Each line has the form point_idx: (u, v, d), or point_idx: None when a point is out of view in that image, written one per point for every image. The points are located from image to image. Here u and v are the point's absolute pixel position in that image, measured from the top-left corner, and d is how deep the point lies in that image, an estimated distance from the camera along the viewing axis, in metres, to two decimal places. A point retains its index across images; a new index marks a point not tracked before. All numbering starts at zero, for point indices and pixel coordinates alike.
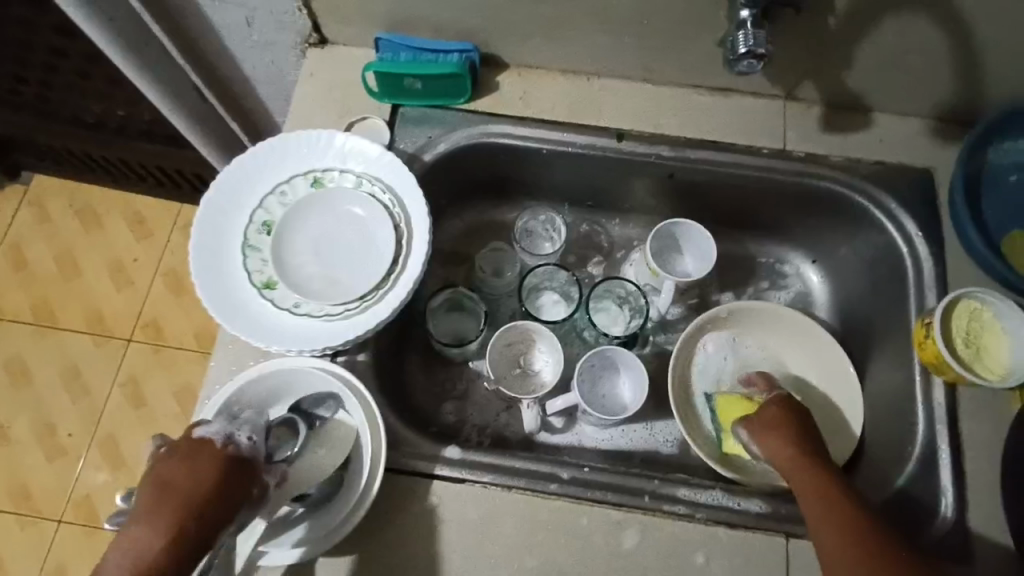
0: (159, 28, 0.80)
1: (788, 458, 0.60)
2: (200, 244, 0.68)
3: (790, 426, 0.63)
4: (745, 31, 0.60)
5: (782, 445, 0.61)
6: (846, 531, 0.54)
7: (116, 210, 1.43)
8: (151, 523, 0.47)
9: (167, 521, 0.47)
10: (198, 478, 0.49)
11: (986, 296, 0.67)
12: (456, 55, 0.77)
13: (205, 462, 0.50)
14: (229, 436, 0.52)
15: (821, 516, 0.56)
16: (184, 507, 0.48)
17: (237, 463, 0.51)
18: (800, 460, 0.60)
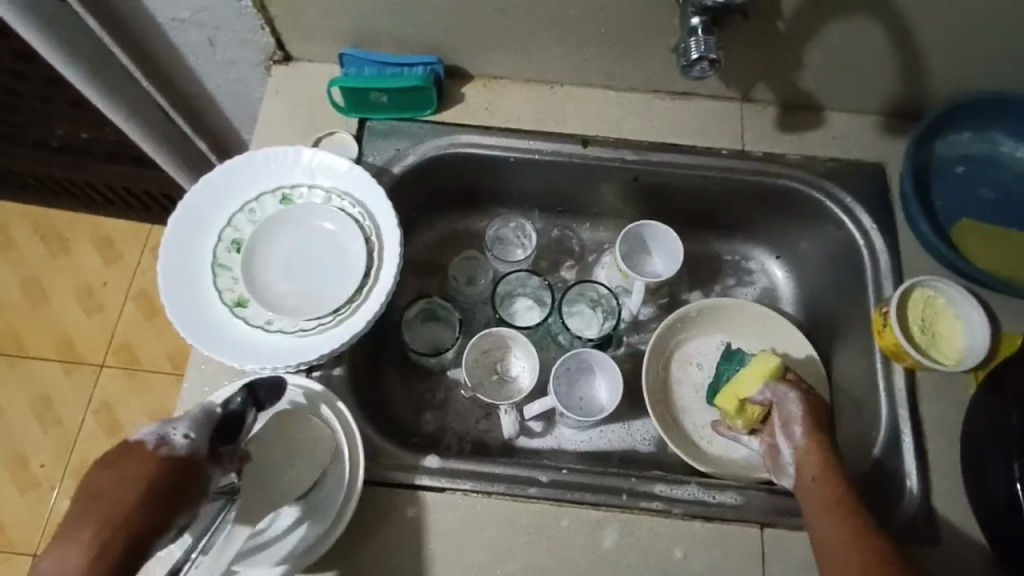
0: (120, 51, 0.79)
1: (816, 466, 0.61)
2: (168, 265, 0.68)
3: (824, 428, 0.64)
4: (695, 38, 0.62)
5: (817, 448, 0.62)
6: (865, 538, 0.55)
7: (83, 234, 1.40)
8: (73, 537, 0.42)
9: (90, 533, 0.43)
10: (129, 484, 0.45)
11: (938, 284, 0.70)
12: (421, 68, 0.78)
13: (136, 466, 0.46)
14: (163, 435, 0.49)
15: (842, 522, 0.57)
16: (110, 516, 0.44)
17: (172, 463, 0.47)
18: (827, 466, 0.61)
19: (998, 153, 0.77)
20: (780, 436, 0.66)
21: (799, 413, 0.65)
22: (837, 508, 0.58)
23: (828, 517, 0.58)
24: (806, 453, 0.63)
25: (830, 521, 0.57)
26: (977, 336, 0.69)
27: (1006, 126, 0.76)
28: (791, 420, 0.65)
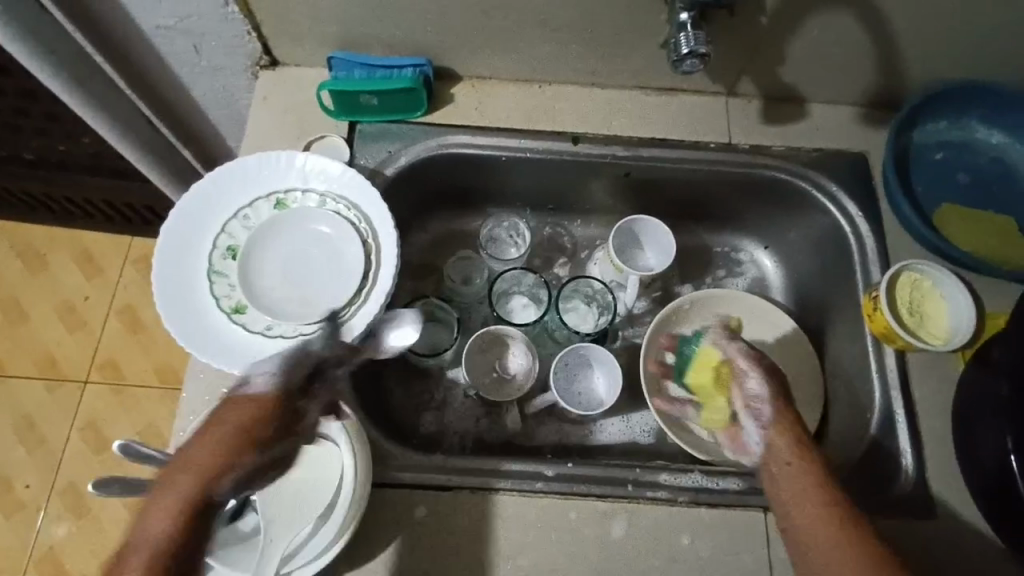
0: (102, 59, 0.78)
1: (791, 452, 0.60)
2: (163, 274, 0.67)
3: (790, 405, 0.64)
4: (685, 33, 0.63)
5: (786, 431, 0.62)
6: (848, 523, 0.55)
7: (63, 250, 1.38)
8: (172, 480, 0.48)
9: (185, 477, 0.48)
10: (228, 437, 0.51)
11: (924, 266, 0.72)
12: (410, 70, 0.78)
13: (224, 420, 0.52)
14: (247, 380, 0.55)
15: (824, 507, 0.56)
16: (204, 458, 0.49)
17: (255, 411, 0.53)
18: (799, 448, 0.60)
19: (974, 139, 0.80)
20: (745, 418, 0.65)
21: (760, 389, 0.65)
22: (818, 492, 0.57)
23: (812, 501, 0.57)
24: (778, 437, 0.61)
25: (813, 505, 0.56)
26: (963, 317, 0.71)
27: (980, 112, 0.79)
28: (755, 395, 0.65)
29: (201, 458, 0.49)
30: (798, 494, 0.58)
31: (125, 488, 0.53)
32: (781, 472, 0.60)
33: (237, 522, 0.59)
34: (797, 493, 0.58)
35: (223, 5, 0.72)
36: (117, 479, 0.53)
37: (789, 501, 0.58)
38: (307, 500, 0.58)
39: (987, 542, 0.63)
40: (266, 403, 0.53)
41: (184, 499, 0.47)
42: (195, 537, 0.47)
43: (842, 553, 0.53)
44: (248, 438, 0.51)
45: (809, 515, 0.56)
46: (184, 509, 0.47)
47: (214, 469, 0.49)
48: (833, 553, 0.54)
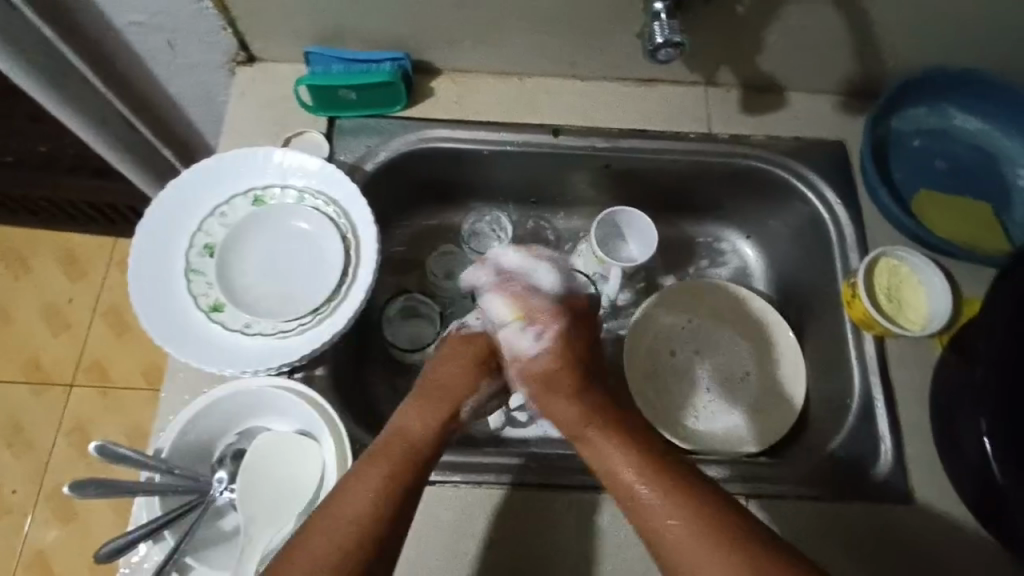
0: (75, 57, 0.77)
1: (573, 407, 0.64)
2: (140, 273, 0.66)
3: (574, 360, 0.67)
4: (660, 22, 0.63)
5: (567, 396, 0.65)
6: (650, 458, 0.59)
7: (45, 251, 1.36)
8: (431, 409, 0.63)
9: (444, 404, 0.64)
10: (464, 373, 0.67)
11: (901, 253, 0.73)
12: (388, 64, 0.78)
13: (461, 356, 0.68)
14: (468, 325, 0.71)
15: (627, 445, 0.60)
16: (449, 389, 0.66)
17: (472, 355, 0.69)
18: (592, 412, 0.64)
19: (951, 126, 0.80)
20: (524, 335, 0.68)
21: (532, 345, 0.67)
22: (615, 439, 0.61)
23: (608, 447, 0.61)
24: (559, 397, 0.65)
25: (615, 450, 0.60)
26: (941, 302, 0.71)
27: (957, 98, 0.79)
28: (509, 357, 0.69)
29: (439, 391, 0.65)
30: (599, 444, 0.61)
31: (102, 488, 0.53)
32: (595, 438, 0.62)
33: (219, 522, 0.59)
34: (597, 447, 0.61)
35: (196, 1, 0.71)
36: (95, 481, 0.53)
37: (600, 456, 0.61)
38: (286, 502, 0.59)
39: (966, 524, 0.64)
40: (479, 348, 0.69)
41: (428, 414, 0.62)
42: (444, 443, 0.62)
43: (659, 500, 0.56)
44: (480, 379, 0.68)
45: (615, 462, 0.59)
46: (429, 421, 0.62)
47: (461, 397, 0.66)
48: (652, 499, 0.56)
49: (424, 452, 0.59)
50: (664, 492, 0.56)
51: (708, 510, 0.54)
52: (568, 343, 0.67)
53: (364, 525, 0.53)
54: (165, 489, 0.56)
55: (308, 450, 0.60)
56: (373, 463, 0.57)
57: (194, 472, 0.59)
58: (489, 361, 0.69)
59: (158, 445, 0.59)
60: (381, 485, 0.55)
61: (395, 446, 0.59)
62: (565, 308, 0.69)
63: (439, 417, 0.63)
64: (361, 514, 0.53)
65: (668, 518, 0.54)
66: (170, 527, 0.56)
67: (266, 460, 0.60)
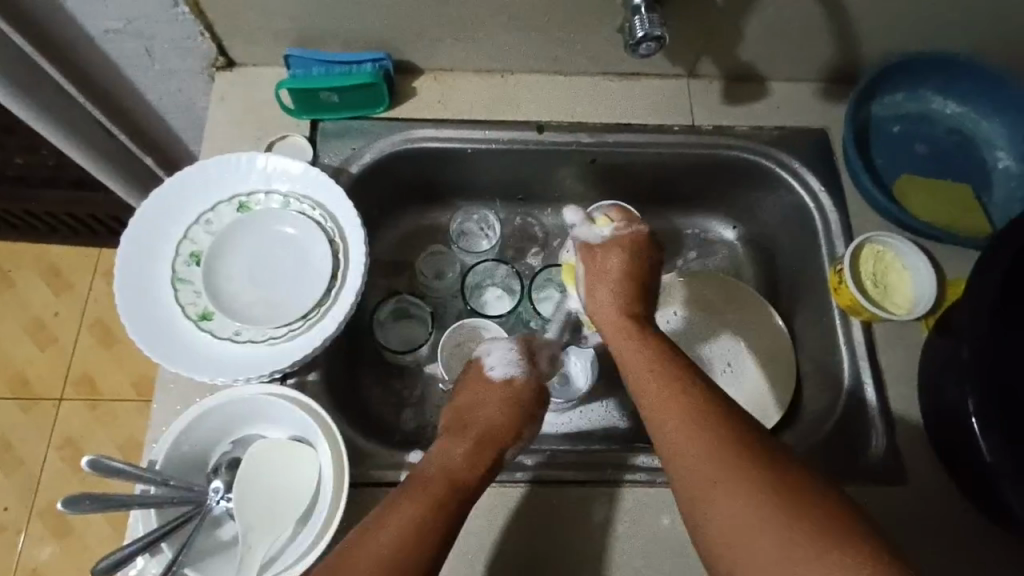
0: (51, 67, 0.76)
1: (614, 320, 0.66)
2: (125, 284, 0.66)
3: (637, 281, 0.69)
4: (640, 16, 0.63)
5: (614, 306, 0.67)
6: (682, 379, 0.57)
7: (27, 265, 1.34)
8: (468, 442, 0.61)
9: (483, 445, 0.62)
10: (503, 403, 0.66)
11: (886, 239, 0.74)
12: (369, 65, 0.77)
13: (499, 394, 0.66)
14: (502, 363, 0.69)
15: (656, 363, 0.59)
16: (487, 429, 0.63)
17: (511, 397, 0.66)
18: (631, 327, 0.64)
19: (930, 110, 0.81)
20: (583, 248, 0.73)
21: (607, 236, 0.72)
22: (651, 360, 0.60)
23: (637, 363, 0.61)
24: (607, 308, 0.67)
25: (644, 366, 0.60)
26: (925, 284, 0.72)
27: (935, 83, 0.80)
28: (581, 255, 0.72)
29: (477, 420, 0.64)
30: (629, 362, 0.61)
31: (99, 502, 0.52)
32: (625, 355, 0.62)
33: (217, 531, 0.59)
34: (625, 362, 0.62)
35: (172, 6, 0.70)
36: (91, 494, 0.52)
37: (630, 374, 0.60)
38: (285, 508, 0.58)
39: (956, 504, 0.65)
40: (516, 383, 0.68)
41: (472, 446, 0.61)
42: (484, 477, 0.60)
43: (679, 417, 0.54)
44: (521, 408, 0.66)
45: (639, 375, 0.59)
46: (472, 452, 0.61)
47: (505, 427, 0.64)
48: (676, 417, 0.54)
49: (466, 482, 0.58)
50: (684, 413, 0.54)
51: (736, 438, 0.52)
52: (635, 262, 0.70)
53: (411, 542, 0.51)
54: (161, 501, 0.55)
55: (304, 456, 0.60)
56: (418, 490, 0.55)
57: (190, 483, 0.59)
58: (524, 395, 0.67)
59: (152, 457, 0.58)
60: (425, 507, 0.54)
61: (442, 475, 0.58)
62: (649, 232, 0.72)
63: (480, 445, 0.62)
64: (408, 535, 0.51)
65: (688, 437, 0.53)
66: (167, 540, 0.55)
67: (262, 467, 0.60)
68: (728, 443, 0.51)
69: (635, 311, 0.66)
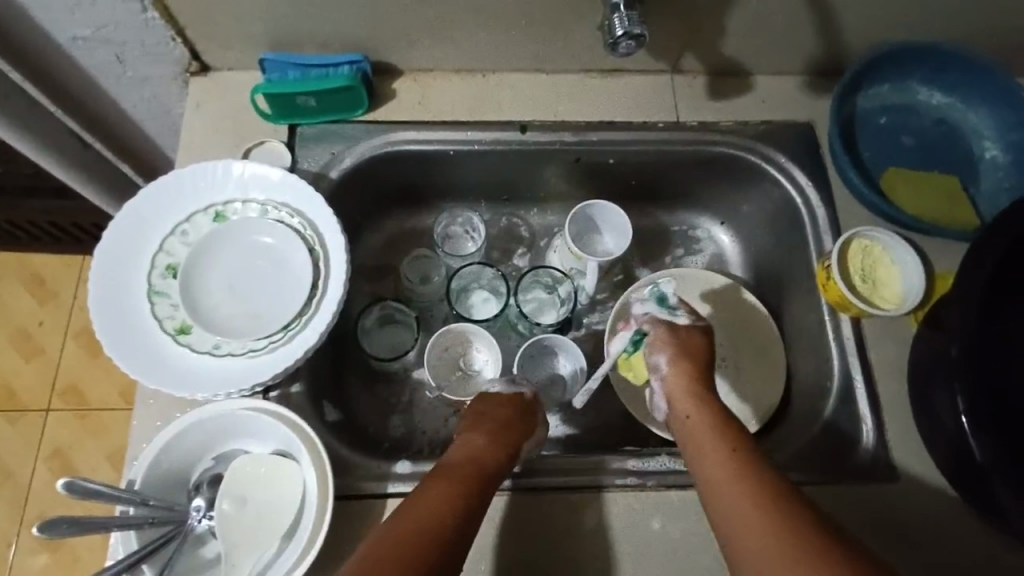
0: (18, 77, 0.74)
1: (690, 404, 0.62)
2: (100, 300, 0.64)
3: (699, 361, 0.66)
4: (618, 14, 0.61)
5: (686, 384, 0.64)
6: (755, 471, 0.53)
7: (9, 276, 1.32)
8: (478, 441, 0.60)
9: (494, 439, 0.61)
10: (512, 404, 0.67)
11: (872, 233, 0.73)
12: (346, 68, 0.75)
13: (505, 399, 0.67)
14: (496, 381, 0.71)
15: (731, 453, 0.55)
16: (501, 427, 0.63)
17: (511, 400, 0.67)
18: (708, 409, 0.61)
19: (916, 101, 0.80)
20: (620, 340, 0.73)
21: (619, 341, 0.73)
22: (726, 447, 0.56)
23: (714, 453, 0.56)
24: (678, 392, 0.64)
25: (718, 458, 0.55)
26: (913, 277, 0.72)
27: (921, 74, 0.79)
28: (654, 329, 0.69)
29: (492, 414, 0.64)
30: (708, 450, 0.57)
31: (75, 526, 0.51)
32: (700, 443, 0.58)
33: (201, 549, 0.58)
34: (702, 452, 0.57)
35: (141, 11, 0.68)
36: (65, 518, 0.51)
37: (706, 457, 0.56)
38: (269, 524, 0.57)
39: (948, 498, 0.65)
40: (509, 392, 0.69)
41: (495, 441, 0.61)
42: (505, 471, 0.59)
43: (745, 503, 0.50)
44: (527, 411, 0.67)
45: (716, 467, 0.55)
46: (499, 448, 0.60)
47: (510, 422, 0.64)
48: (745, 507, 0.50)
49: (492, 473, 0.57)
50: (755, 502, 0.50)
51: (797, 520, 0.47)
52: (692, 335, 0.68)
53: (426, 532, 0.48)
54: (140, 522, 0.54)
55: (288, 471, 0.59)
56: (443, 481, 0.54)
57: (171, 503, 0.58)
58: (535, 412, 0.68)
59: (131, 477, 0.57)
60: (456, 492, 0.53)
61: (469, 464, 0.57)
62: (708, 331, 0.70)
63: (504, 440, 0.61)
64: (429, 519, 0.50)
65: (756, 530, 0.48)
66: (148, 561, 0.54)
67: (245, 482, 0.58)
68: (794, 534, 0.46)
69: (706, 396, 0.63)
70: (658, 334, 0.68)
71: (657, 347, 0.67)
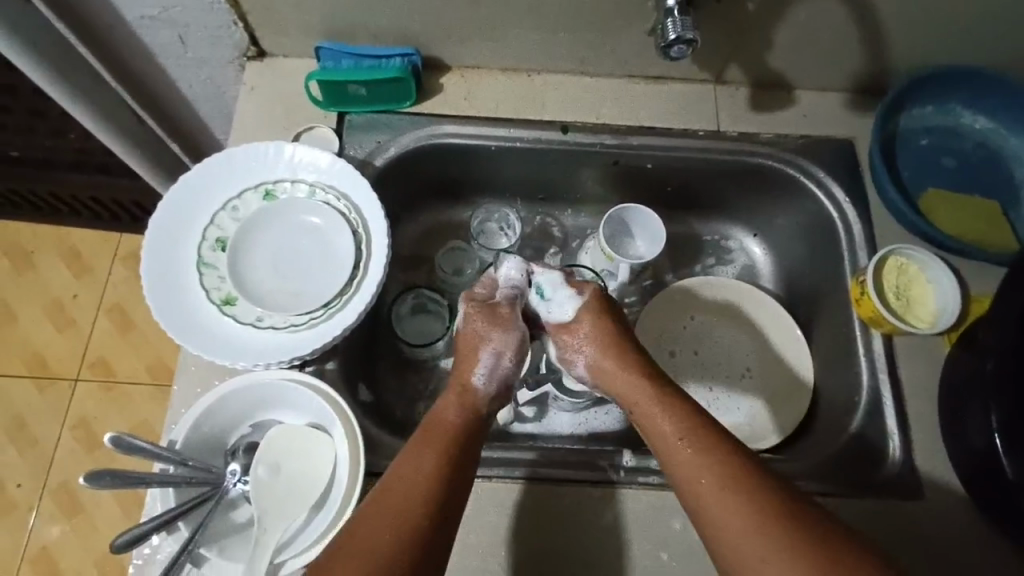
0: (87, 53, 0.77)
1: (633, 395, 0.61)
2: (151, 266, 0.66)
3: (617, 340, 0.65)
4: (672, 18, 0.63)
5: (625, 377, 0.62)
6: (723, 469, 0.53)
7: (52, 246, 1.36)
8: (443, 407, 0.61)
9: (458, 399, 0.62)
10: (470, 347, 0.65)
11: (910, 252, 0.73)
12: (398, 60, 0.78)
13: (466, 343, 0.66)
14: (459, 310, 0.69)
15: (685, 446, 0.55)
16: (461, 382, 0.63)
17: (469, 341, 0.66)
18: (647, 394, 0.60)
19: (959, 124, 0.80)
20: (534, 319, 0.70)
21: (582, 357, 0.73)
22: (680, 434, 0.56)
23: (671, 448, 0.56)
24: (617, 380, 0.63)
25: (679, 457, 0.55)
26: (949, 298, 0.72)
27: (966, 97, 0.79)
28: (557, 335, 0.67)
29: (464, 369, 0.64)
30: (666, 442, 0.56)
31: (117, 479, 0.54)
32: (653, 433, 0.58)
33: (233, 514, 0.59)
34: (659, 445, 0.57)
35: None
36: (110, 471, 0.54)
37: (664, 454, 0.56)
38: (300, 493, 0.59)
39: (974, 521, 0.64)
40: (469, 327, 0.66)
41: (456, 399, 0.62)
42: (478, 415, 0.61)
43: (713, 501, 0.52)
44: (484, 341, 0.65)
45: (677, 460, 0.55)
46: (459, 407, 0.61)
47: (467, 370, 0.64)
48: (717, 502, 0.51)
49: (457, 441, 0.57)
50: (726, 499, 0.51)
51: (769, 508, 0.50)
52: (600, 321, 0.66)
53: (410, 526, 0.51)
54: (178, 480, 0.56)
55: (322, 444, 0.61)
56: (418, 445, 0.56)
57: (208, 465, 0.59)
58: (485, 330, 0.65)
59: (172, 438, 0.59)
60: (434, 466, 0.54)
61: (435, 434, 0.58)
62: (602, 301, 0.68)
63: (461, 393, 0.62)
64: (406, 509, 0.51)
65: (736, 537, 0.50)
66: (184, 519, 0.56)
67: (280, 451, 0.60)
68: (766, 526, 0.49)
69: (643, 377, 0.62)
70: (564, 340, 0.67)
71: (573, 351, 0.66)
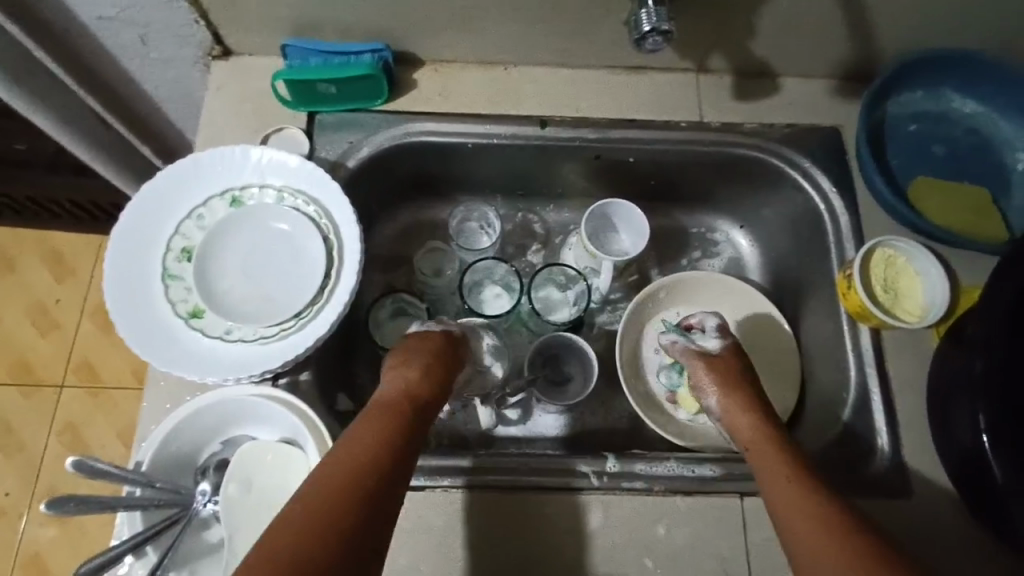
0: (44, 56, 0.74)
1: (750, 434, 0.62)
2: (115, 280, 0.64)
3: (744, 386, 0.67)
4: (647, 9, 0.60)
5: (746, 417, 0.64)
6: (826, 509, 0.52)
7: (30, 250, 1.34)
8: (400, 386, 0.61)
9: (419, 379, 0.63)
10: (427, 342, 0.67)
11: (900, 245, 0.71)
12: (368, 56, 0.75)
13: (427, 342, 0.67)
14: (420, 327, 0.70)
15: (789, 485, 0.55)
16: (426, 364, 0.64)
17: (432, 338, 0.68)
18: (765, 436, 0.61)
19: (948, 109, 0.78)
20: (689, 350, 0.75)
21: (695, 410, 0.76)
22: (791, 481, 0.56)
23: (775, 480, 0.56)
24: (738, 421, 0.64)
25: (785, 492, 0.55)
26: (937, 292, 0.70)
27: (955, 81, 0.77)
28: (698, 370, 0.70)
29: (419, 352, 0.65)
30: (775, 479, 0.56)
31: (80, 505, 0.52)
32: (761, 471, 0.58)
33: (204, 534, 0.58)
34: (764, 477, 0.58)
35: None
36: (72, 496, 0.52)
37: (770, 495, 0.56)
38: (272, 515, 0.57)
39: (962, 518, 0.63)
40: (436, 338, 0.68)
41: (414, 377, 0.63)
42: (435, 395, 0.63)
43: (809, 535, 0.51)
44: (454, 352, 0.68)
45: (778, 492, 0.55)
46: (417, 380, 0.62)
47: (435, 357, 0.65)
48: (824, 546, 0.49)
49: (408, 415, 0.58)
50: (823, 534, 0.50)
51: (863, 547, 0.48)
52: (733, 365, 0.69)
53: (346, 493, 0.48)
54: (146, 503, 0.54)
55: (295, 461, 0.59)
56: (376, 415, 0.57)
57: (177, 485, 0.58)
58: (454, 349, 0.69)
59: (139, 458, 0.57)
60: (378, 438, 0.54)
61: (391, 405, 0.59)
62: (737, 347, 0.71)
63: (420, 369, 0.64)
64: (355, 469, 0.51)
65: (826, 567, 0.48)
66: (152, 543, 0.54)
67: (251, 468, 0.58)
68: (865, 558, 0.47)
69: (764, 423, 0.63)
70: (698, 373, 0.69)
71: (705, 386, 0.68)
